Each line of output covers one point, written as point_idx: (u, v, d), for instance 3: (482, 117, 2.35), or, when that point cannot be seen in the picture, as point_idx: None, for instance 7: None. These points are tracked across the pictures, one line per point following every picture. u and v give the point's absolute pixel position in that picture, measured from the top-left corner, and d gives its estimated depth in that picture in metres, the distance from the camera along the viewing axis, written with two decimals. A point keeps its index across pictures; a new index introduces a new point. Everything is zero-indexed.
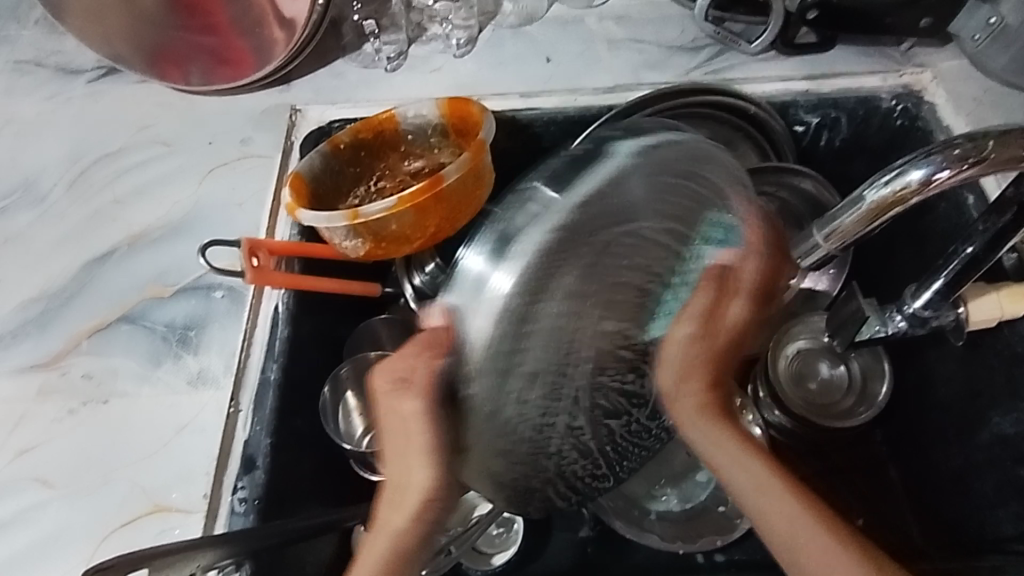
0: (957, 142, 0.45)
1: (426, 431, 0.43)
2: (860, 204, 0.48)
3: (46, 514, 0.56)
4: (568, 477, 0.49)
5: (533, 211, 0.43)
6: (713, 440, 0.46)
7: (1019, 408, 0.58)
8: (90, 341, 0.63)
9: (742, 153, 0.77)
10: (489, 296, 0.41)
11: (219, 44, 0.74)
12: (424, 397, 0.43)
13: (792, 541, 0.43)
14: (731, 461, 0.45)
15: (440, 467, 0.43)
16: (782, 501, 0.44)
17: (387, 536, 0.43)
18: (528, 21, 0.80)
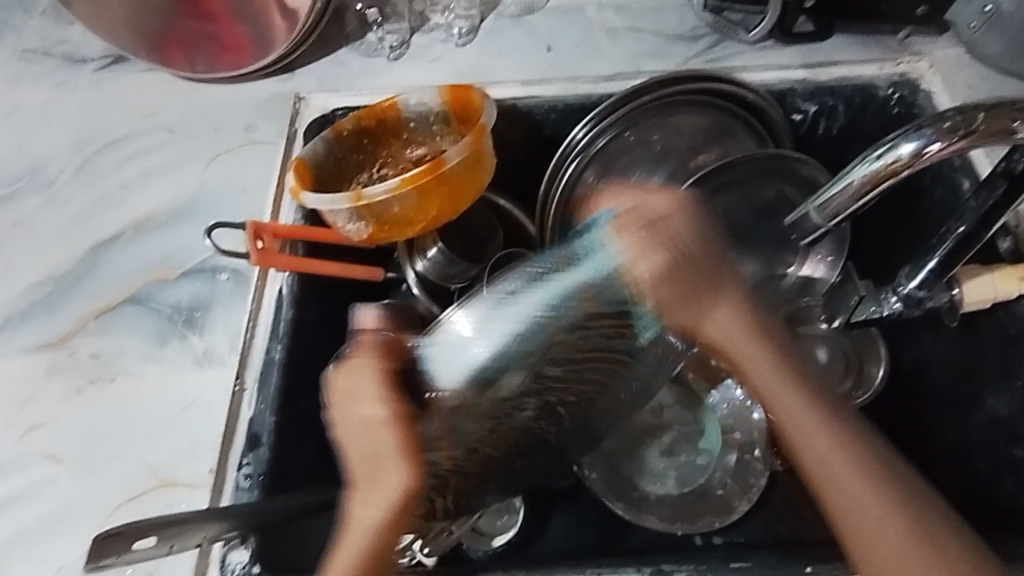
0: (947, 115, 0.46)
1: (392, 431, 0.48)
2: (851, 178, 0.48)
3: (54, 488, 0.57)
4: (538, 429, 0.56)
5: (521, 306, 0.46)
6: (745, 334, 0.50)
7: (1013, 388, 0.60)
8: (97, 321, 0.64)
9: (740, 142, 0.75)
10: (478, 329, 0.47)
11: (218, 30, 0.75)
12: (385, 402, 0.48)
13: (848, 484, 0.46)
14: (756, 357, 0.50)
15: (412, 458, 0.48)
16: (794, 389, 0.49)
17: (359, 528, 0.47)
18: (529, 11, 0.80)
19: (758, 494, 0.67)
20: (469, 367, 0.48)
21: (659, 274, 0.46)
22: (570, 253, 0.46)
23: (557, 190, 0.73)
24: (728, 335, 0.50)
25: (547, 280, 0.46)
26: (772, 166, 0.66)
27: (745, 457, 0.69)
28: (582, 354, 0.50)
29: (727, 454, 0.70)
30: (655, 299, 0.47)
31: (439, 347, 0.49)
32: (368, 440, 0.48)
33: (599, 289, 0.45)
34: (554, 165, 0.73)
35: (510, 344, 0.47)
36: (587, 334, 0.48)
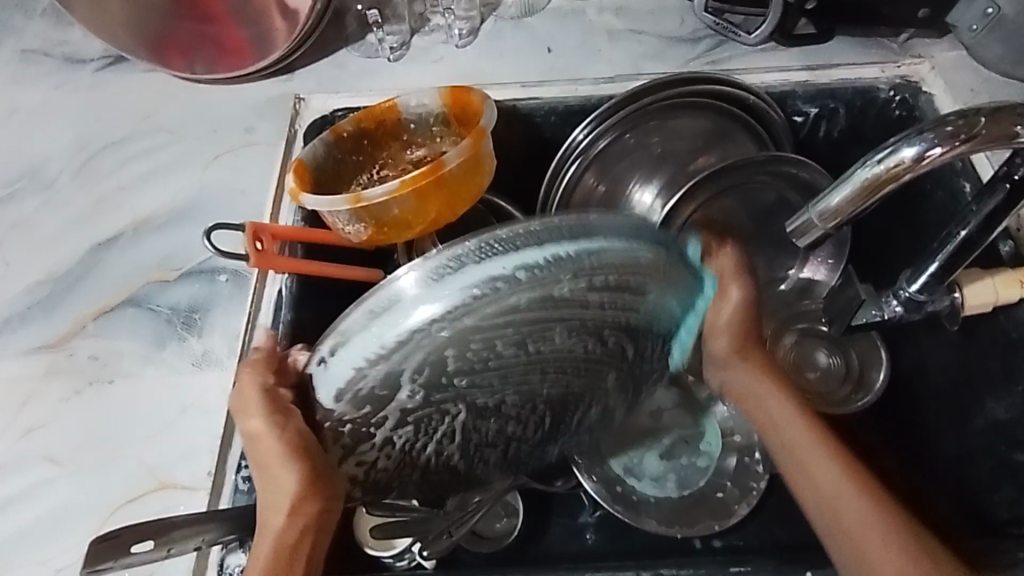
0: (948, 120, 0.46)
1: (274, 439, 0.46)
2: (852, 181, 0.47)
3: (52, 490, 0.57)
4: (473, 451, 0.49)
5: (457, 285, 0.42)
6: (749, 377, 0.55)
7: (1013, 393, 0.60)
8: (95, 323, 0.64)
9: (740, 145, 0.73)
10: (407, 312, 0.43)
11: (219, 32, 0.74)
12: (262, 414, 0.47)
13: (859, 524, 0.48)
14: (765, 399, 0.55)
15: (298, 463, 0.46)
16: (801, 429, 0.53)
17: (268, 535, 0.47)
18: (529, 13, 0.80)
19: (757, 498, 0.67)
20: (394, 342, 0.43)
21: (625, 266, 0.44)
22: (550, 228, 0.43)
23: (558, 191, 0.73)
24: (730, 379, 0.56)
25: (522, 248, 0.42)
26: (770, 168, 0.65)
27: (745, 461, 0.69)
28: (535, 359, 0.45)
29: (726, 458, 0.70)
30: (613, 297, 0.45)
31: (369, 309, 0.43)
32: (254, 451, 0.48)
33: (563, 274, 0.43)
34: (555, 166, 0.73)
35: (439, 324, 0.43)
36: (531, 329, 0.44)
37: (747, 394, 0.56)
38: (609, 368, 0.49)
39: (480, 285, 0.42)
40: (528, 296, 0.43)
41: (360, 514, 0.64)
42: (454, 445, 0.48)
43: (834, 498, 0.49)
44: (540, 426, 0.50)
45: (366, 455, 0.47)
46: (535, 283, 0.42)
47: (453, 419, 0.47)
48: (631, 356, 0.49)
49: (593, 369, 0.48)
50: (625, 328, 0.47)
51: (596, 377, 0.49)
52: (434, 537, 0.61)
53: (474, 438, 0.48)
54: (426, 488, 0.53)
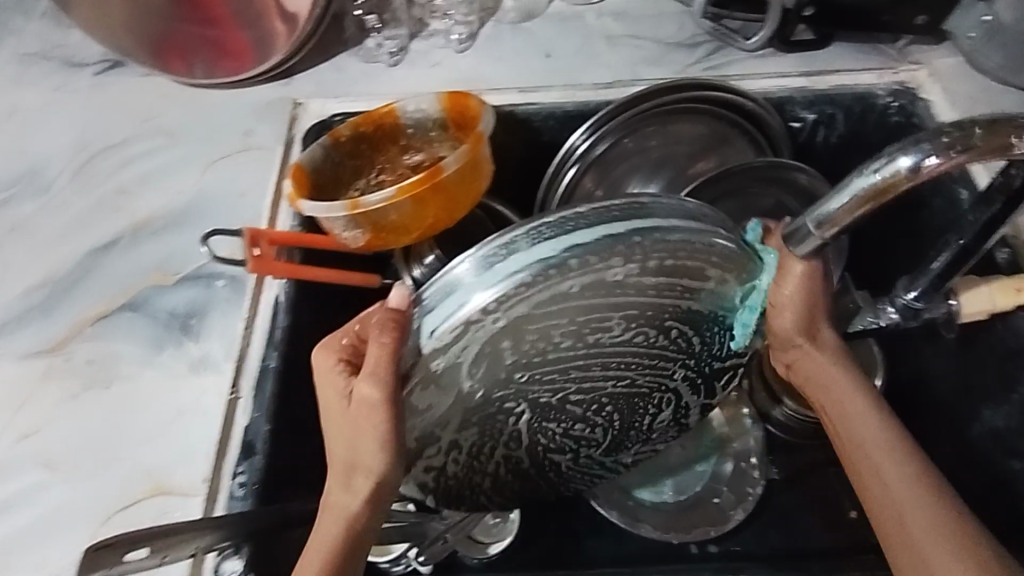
0: (945, 131, 0.45)
1: (381, 413, 0.43)
2: (850, 191, 0.45)
3: (48, 494, 0.57)
4: (541, 450, 0.53)
5: (510, 268, 0.42)
6: (825, 363, 0.51)
7: (1010, 402, 0.59)
8: (93, 327, 0.64)
9: (739, 150, 0.74)
10: (461, 298, 0.43)
11: (221, 35, 0.74)
12: (380, 381, 0.42)
13: (917, 522, 0.43)
14: (841, 385, 0.50)
15: (392, 446, 0.43)
16: (877, 422, 0.48)
17: (335, 519, 0.44)
18: (528, 18, 0.80)
19: (753, 504, 0.68)
20: (454, 328, 0.43)
21: (682, 249, 0.44)
22: (600, 213, 0.43)
23: (555, 198, 0.73)
24: (802, 365, 0.52)
25: (574, 231, 0.43)
26: (764, 173, 0.66)
27: (741, 466, 0.70)
28: (594, 356, 0.47)
29: (723, 464, 0.70)
30: (669, 281, 0.45)
31: (430, 297, 0.44)
32: (355, 419, 0.43)
33: (609, 258, 0.43)
34: (551, 172, 0.73)
35: (490, 314, 0.43)
36: (583, 322, 0.45)
37: (819, 382, 0.51)
38: (676, 363, 0.51)
39: (532, 267, 0.42)
40: (579, 281, 0.43)
41: None
42: (521, 448, 0.52)
43: (899, 503, 0.44)
44: (608, 429, 0.53)
45: (434, 460, 0.51)
46: (582, 267, 0.43)
47: (515, 420, 0.50)
48: (698, 348, 0.51)
49: (659, 363, 0.50)
50: (683, 317, 0.48)
51: (663, 371, 0.51)
52: (430, 543, 0.61)
53: (541, 441, 0.52)
54: (494, 496, 0.58)
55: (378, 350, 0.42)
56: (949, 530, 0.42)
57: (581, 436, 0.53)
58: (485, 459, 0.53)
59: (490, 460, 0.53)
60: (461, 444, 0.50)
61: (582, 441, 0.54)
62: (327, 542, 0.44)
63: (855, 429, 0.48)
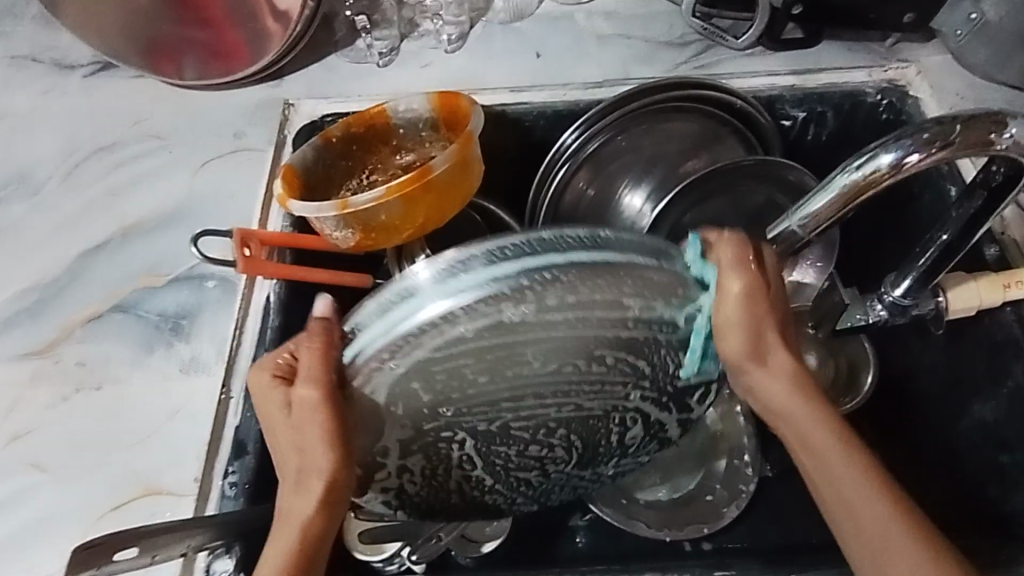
0: (927, 126, 0.47)
1: (319, 415, 0.44)
2: (833, 187, 0.47)
3: (38, 496, 0.57)
4: (501, 474, 0.52)
5: (461, 289, 0.42)
6: (777, 383, 0.48)
7: (997, 396, 0.60)
8: (83, 329, 0.64)
9: (729, 148, 0.74)
10: (413, 308, 0.43)
11: (214, 36, 0.75)
12: (315, 383, 0.44)
13: (887, 552, 0.44)
14: (796, 407, 0.48)
15: (333, 446, 0.44)
16: (835, 446, 0.47)
17: (289, 526, 0.45)
18: (519, 18, 0.81)
19: (746, 501, 0.68)
20: (378, 352, 0.44)
21: (621, 282, 0.44)
22: (565, 238, 0.43)
23: (546, 198, 0.74)
24: (754, 387, 0.49)
25: (535, 254, 0.42)
26: (752, 172, 0.66)
27: (734, 463, 0.70)
28: (521, 389, 0.46)
29: (716, 461, 0.70)
30: (587, 315, 0.44)
31: (386, 299, 0.43)
32: (296, 424, 0.45)
33: (555, 287, 0.43)
34: (542, 173, 0.73)
35: (390, 361, 0.44)
36: (496, 358, 0.45)
37: (777, 410, 0.48)
38: (626, 386, 0.49)
39: (479, 293, 0.42)
40: (519, 311, 0.43)
41: (348, 520, 0.63)
42: (479, 469, 0.51)
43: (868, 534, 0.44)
44: (570, 448, 0.51)
45: (388, 481, 0.51)
46: (518, 299, 0.43)
47: (459, 446, 0.49)
48: (648, 370, 0.48)
49: (605, 388, 0.48)
50: (604, 351, 0.46)
51: (614, 396, 0.49)
52: (424, 541, 0.62)
53: (498, 464, 0.51)
54: (464, 514, 0.56)
55: (311, 355, 0.44)
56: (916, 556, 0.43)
57: (544, 459, 0.51)
58: (447, 483, 0.52)
59: (453, 484, 0.52)
60: (413, 470, 0.50)
61: (547, 463, 0.52)
62: (283, 550, 0.44)
63: (814, 457, 0.47)
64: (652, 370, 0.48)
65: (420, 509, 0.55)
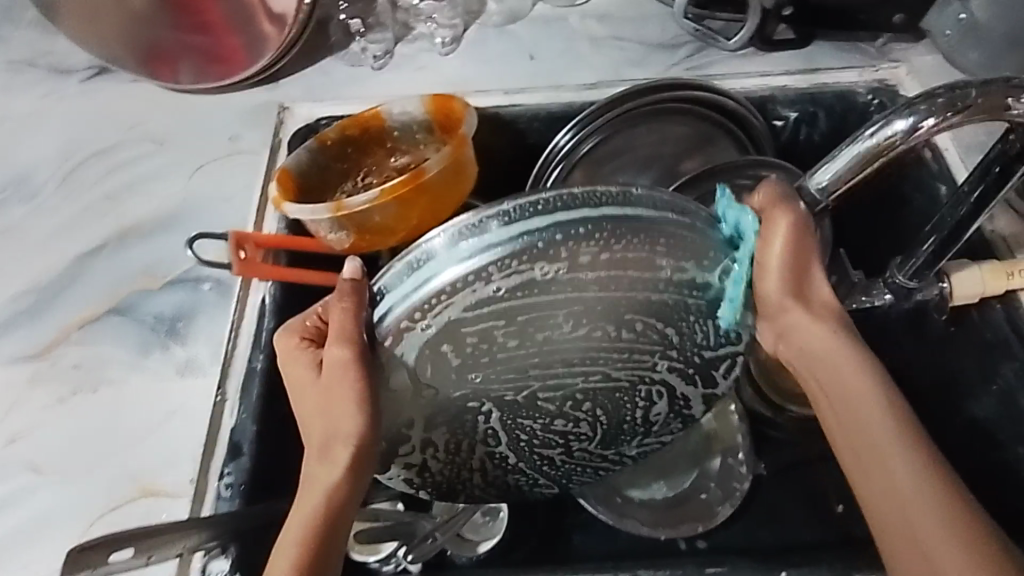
0: (938, 94, 0.49)
1: (350, 377, 0.44)
2: (854, 150, 0.50)
3: (36, 498, 0.57)
4: (525, 447, 0.54)
5: (489, 247, 0.42)
6: (814, 330, 0.49)
7: (989, 393, 0.61)
8: (80, 332, 0.65)
9: (723, 149, 0.76)
10: (439, 269, 0.43)
11: (210, 41, 0.75)
12: (349, 342, 0.44)
13: (916, 511, 0.42)
14: (834, 355, 0.48)
15: (364, 408, 0.45)
16: (873, 402, 0.46)
17: (318, 488, 0.45)
18: (512, 20, 0.81)
19: (741, 499, 0.68)
20: (407, 313, 0.44)
21: (650, 237, 0.44)
22: (591, 194, 0.43)
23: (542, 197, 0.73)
24: (788, 332, 0.50)
25: (562, 212, 0.42)
26: (742, 171, 0.67)
27: (728, 462, 0.70)
28: (552, 358, 0.47)
29: (711, 460, 0.70)
30: (619, 274, 0.44)
31: (407, 262, 0.43)
32: (329, 385, 0.45)
33: (579, 243, 0.43)
34: (536, 173, 0.73)
35: (419, 320, 0.44)
36: (525, 321, 0.45)
37: (814, 352, 0.49)
38: (654, 355, 0.49)
39: (508, 251, 0.42)
40: (550, 269, 0.43)
41: None
42: (503, 443, 0.53)
43: (897, 487, 0.43)
44: (594, 423, 0.53)
45: (411, 457, 0.52)
46: (542, 257, 0.43)
47: (487, 418, 0.50)
48: (678, 339, 0.49)
49: (633, 356, 0.49)
50: (631, 317, 0.46)
51: (642, 364, 0.49)
52: (420, 541, 0.62)
53: (523, 435, 0.53)
54: (491, 493, 0.58)
55: (342, 317, 0.45)
56: (948, 521, 0.41)
57: (567, 431, 0.53)
58: (468, 456, 0.53)
59: (474, 457, 0.53)
60: (439, 444, 0.51)
61: (571, 436, 0.54)
62: (312, 512, 0.45)
63: (849, 408, 0.46)
64: (684, 338, 0.49)
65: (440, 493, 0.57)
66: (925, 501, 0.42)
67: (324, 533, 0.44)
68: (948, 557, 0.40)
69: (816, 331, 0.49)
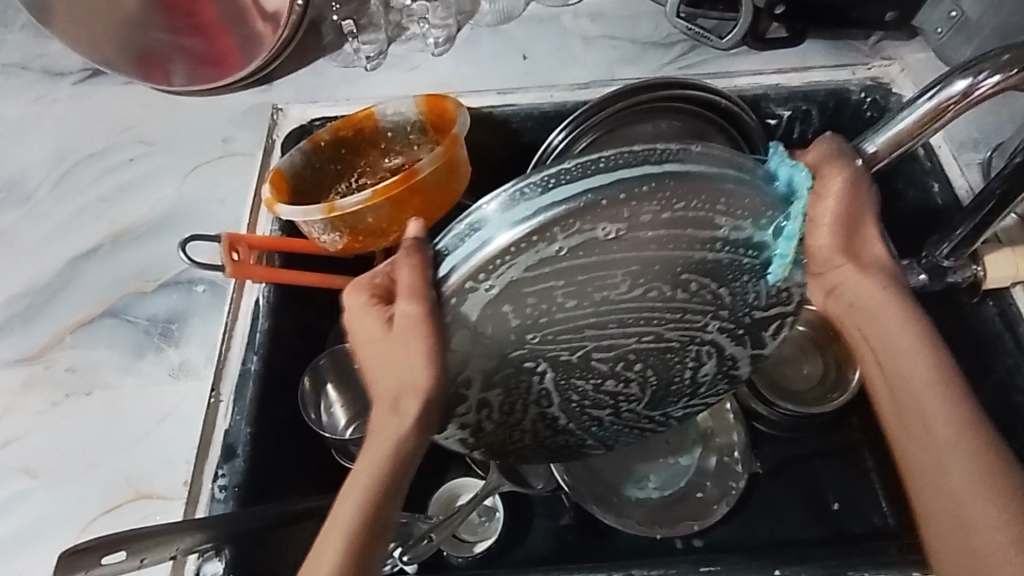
0: (995, 54, 0.47)
1: (421, 332, 0.43)
2: (912, 111, 0.46)
3: (30, 502, 0.57)
4: (575, 407, 0.53)
5: (546, 207, 0.39)
6: (864, 287, 0.46)
7: (982, 389, 0.61)
8: (74, 335, 0.65)
9: (717, 148, 0.75)
10: (493, 234, 0.40)
11: (204, 44, 0.75)
12: (417, 299, 0.42)
13: (959, 472, 0.41)
14: (885, 310, 0.46)
15: (434, 362, 0.43)
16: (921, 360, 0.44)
17: (383, 441, 0.45)
18: (505, 20, 0.81)
19: (737, 497, 0.68)
20: (468, 275, 0.42)
21: (713, 198, 0.40)
22: (652, 150, 0.39)
23: None
24: (836, 288, 0.47)
25: (623, 168, 0.39)
26: None
27: (724, 460, 0.70)
28: (604, 316, 0.46)
29: (706, 458, 0.70)
30: (679, 231, 0.41)
31: (464, 227, 0.41)
32: (396, 343, 0.43)
33: (640, 201, 0.40)
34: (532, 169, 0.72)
35: (483, 281, 0.42)
36: (584, 281, 0.43)
37: (863, 307, 0.46)
38: (705, 317, 0.48)
39: (564, 210, 0.39)
40: (609, 228, 0.40)
41: None
42: (555, 404, 0.53)
43: (941, 447, 0.42)
44: (643, 384, 0.53)
45: (467, 417, 0.51)
46: (604, 215, 0.40)
47: (539, 379, 0.50)
48: (730, 300, 0.47)
49: (684, 318, 0.47)
50: (689, 275, 0.44)
51: (691, 325, 0.48)
52: (415, 542, 0.61)
53: (574, 397, 0.52)
54: (541, 454, 0.60)
55: (410, 271, 0.42)
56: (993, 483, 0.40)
57: (616, 391, 0.53)
58: (522, 415, 0.53)
59: (527, 416, 0.53)
60: (491, 406, 0.51)
61: (621, 397, 0.54)
62: (376, 468, 0.44)
63: (896, 365, 0.45)
64: (737, 300, 0.48)
65: (495, 450, 0.57)
66: (959, 454, 0.41)
67: (389, 489, 0.44)
68: (988, 519, 0.39)
69: (864, 287, 0.46)
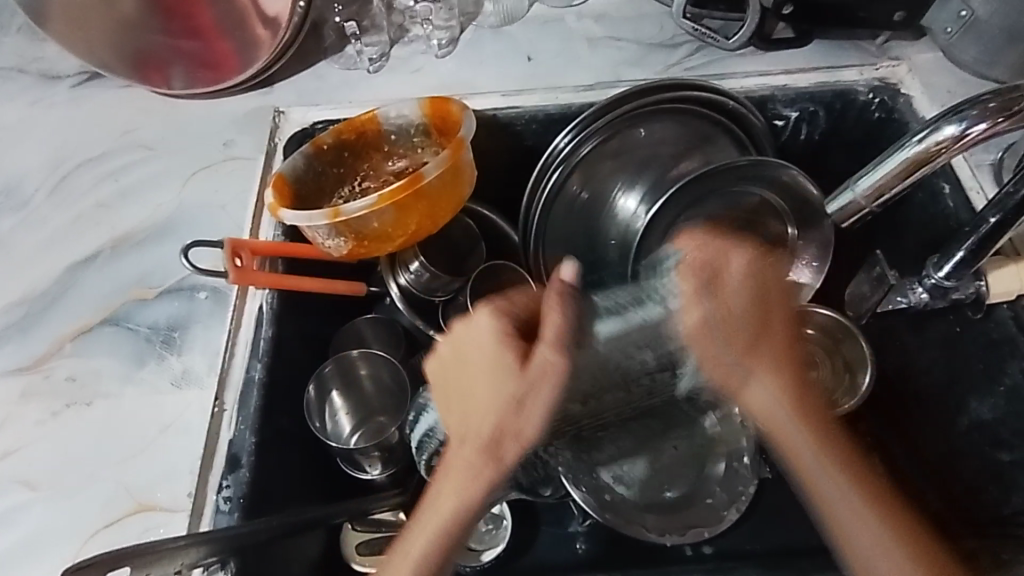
0: (987, 98, 0.47)
1: (547, 381, 0.48)
2: (895, 162, 0.52)
3: (29, 515, 0.56)
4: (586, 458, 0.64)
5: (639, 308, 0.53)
6: (764, 387, 0.57)
7: (995, 393, 0.61)
8: (73, 344, 0.63)
9: (722, 148, 0.73)
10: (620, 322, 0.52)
11: (204, 47, 0.74)
12: (562, 352, 0.48)
13: (864, 539, 0.53)
14: (776, 410, 0.56)
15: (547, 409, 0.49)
16: (819, 446, 0.55)
17: (474, 474, 0.49)
18: (509, 21, 0.80)
19: (746, 504, 0.67)
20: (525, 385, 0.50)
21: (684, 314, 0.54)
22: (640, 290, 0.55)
23: (541, 200, 0.73)
24: (742, 392, 0.57)
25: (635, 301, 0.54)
26: (751, 171, 0.63)
27: (733, 466, 0.68)
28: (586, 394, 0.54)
29: (715, 463, 0.69)
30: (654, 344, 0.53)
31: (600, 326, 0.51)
32: (523, 384, 0.48)
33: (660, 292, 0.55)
34: (535, 176, 0.72)
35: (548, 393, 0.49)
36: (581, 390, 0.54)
37: (759, 405, 0.57)
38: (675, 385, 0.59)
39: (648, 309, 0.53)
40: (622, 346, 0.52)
41: (346, 531, 0.63)
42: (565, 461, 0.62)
43: (852, 524, 0.53)
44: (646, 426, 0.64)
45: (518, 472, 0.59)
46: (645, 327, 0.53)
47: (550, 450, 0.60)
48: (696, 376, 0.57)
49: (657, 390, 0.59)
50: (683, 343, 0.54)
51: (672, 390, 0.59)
52: None
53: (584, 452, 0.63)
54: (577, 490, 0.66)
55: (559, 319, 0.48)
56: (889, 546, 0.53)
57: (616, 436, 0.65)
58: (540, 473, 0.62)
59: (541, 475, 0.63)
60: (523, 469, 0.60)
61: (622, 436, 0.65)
62: (461, 498, 0.49)
63: (796, 456, 0.56)
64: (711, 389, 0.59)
65: (533, 485, 0.65)
66: (867, 525, 0.53)
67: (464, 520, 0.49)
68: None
69: (760, 388, 0.57)
